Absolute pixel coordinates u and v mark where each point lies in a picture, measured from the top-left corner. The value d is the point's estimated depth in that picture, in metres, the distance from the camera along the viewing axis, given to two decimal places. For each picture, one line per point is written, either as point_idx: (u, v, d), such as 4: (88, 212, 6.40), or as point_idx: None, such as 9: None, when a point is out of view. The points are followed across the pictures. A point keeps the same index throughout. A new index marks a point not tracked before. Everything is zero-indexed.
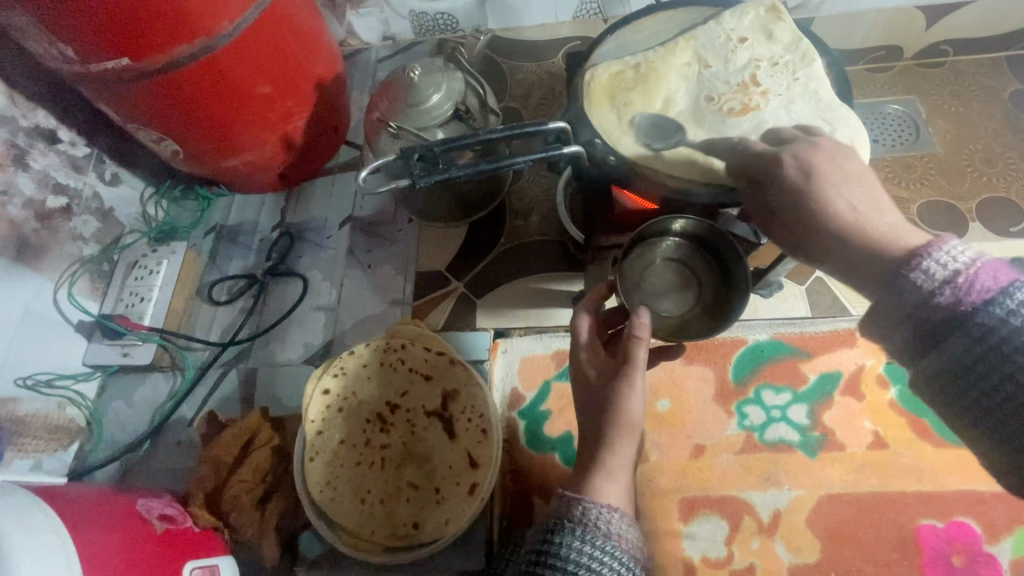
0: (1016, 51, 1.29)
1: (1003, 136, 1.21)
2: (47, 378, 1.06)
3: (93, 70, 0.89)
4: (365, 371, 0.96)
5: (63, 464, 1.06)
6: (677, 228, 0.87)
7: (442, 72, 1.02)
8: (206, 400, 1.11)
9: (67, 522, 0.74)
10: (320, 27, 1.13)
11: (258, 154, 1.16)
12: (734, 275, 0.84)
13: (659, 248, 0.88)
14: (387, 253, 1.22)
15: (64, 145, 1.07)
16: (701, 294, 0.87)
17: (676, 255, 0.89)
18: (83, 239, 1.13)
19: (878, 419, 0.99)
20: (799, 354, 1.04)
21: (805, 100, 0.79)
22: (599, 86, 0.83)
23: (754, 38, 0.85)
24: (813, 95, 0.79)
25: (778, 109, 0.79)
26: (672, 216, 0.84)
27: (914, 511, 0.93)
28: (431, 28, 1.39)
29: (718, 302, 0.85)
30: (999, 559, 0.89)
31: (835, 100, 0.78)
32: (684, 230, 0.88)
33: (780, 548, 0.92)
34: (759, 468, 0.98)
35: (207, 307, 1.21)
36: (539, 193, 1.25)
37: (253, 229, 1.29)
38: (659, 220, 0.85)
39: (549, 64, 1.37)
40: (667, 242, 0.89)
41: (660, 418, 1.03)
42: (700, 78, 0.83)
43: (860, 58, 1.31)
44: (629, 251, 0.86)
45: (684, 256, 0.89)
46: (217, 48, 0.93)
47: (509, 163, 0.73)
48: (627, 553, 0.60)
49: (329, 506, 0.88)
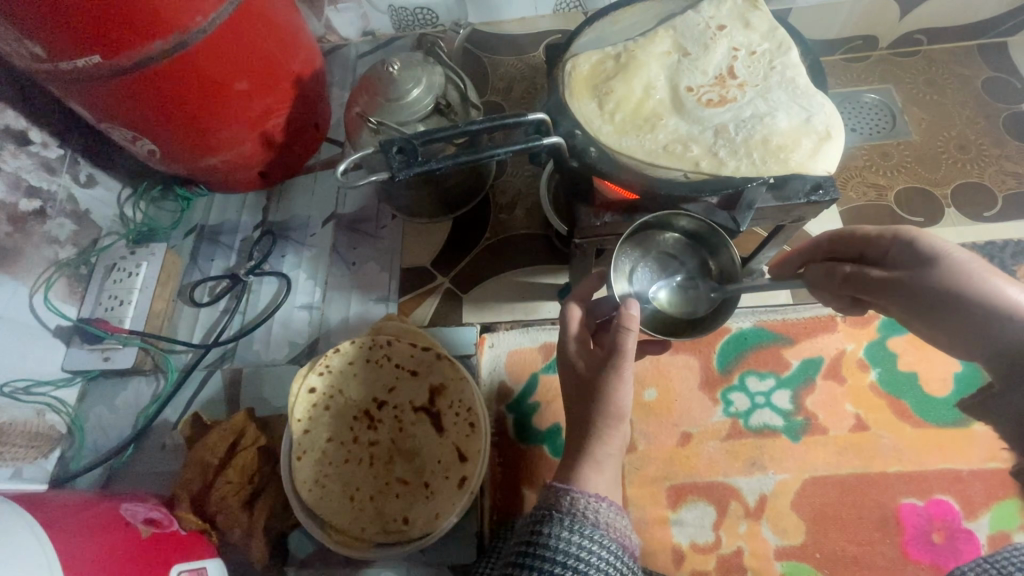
0: (987, 39, 1.32)
1: (977, 123, 1.23)
2: (25, 385, 1.04)
3: (63, 68, 0.87)
4: (351, 368, 0.95)
5: (44, 471, 1.04)
6: (681, 225, 0.83)
7: (422, 67, 1.02)
8: (190, 403, 1.10)
9: (48, 531, 0.73)
10: (298, 23, 1.12)
11: (237, 153, 1.14)
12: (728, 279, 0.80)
13: (658, 242, 0.84)
14: (371, 250, 1.21)
15: (35, 146, 1.04)
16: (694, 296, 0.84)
17: (675, 251, 0.85)
18: (59, 242, 1.11)
19: (859, 402, 1.01)
20: (782, 340, 1.05)
21: (783, 89, 0.79)
22: (579, 77, 0.83)
23: (732, 27, 0.85)
24: (791, 83, 0.79)
25: (756, 98, 0.80)
26: (677, 214, 0.79)
27: (894, 491, 0.95)
28: (411, 22, 1.38)
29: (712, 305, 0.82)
30: (977, 534, 0.91)
31: (811, 87, 0.79)
32: (688, 228, 0.83)
33: (766, 531, 0.94)
34: (744, 453, 0.99)
35: (189, 309, 1.19)
36: (522, 186, 1.25)
37: (234, 228, 1.27)
38: (664, 217, 0.80)
39: (530, 57, 1.37)
40: (668, 237, 0.85)
41: (647, 407, 1.03)
42: (679, 66, 0.84)
43: (836, 49, 1.33)
44: (629, 239, 0.82)
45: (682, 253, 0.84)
46: (192, 44, 0.92)
47: (489, 156, 0.73)
48: (616, 541, 0.61)
49: (318, 504, 0.88)
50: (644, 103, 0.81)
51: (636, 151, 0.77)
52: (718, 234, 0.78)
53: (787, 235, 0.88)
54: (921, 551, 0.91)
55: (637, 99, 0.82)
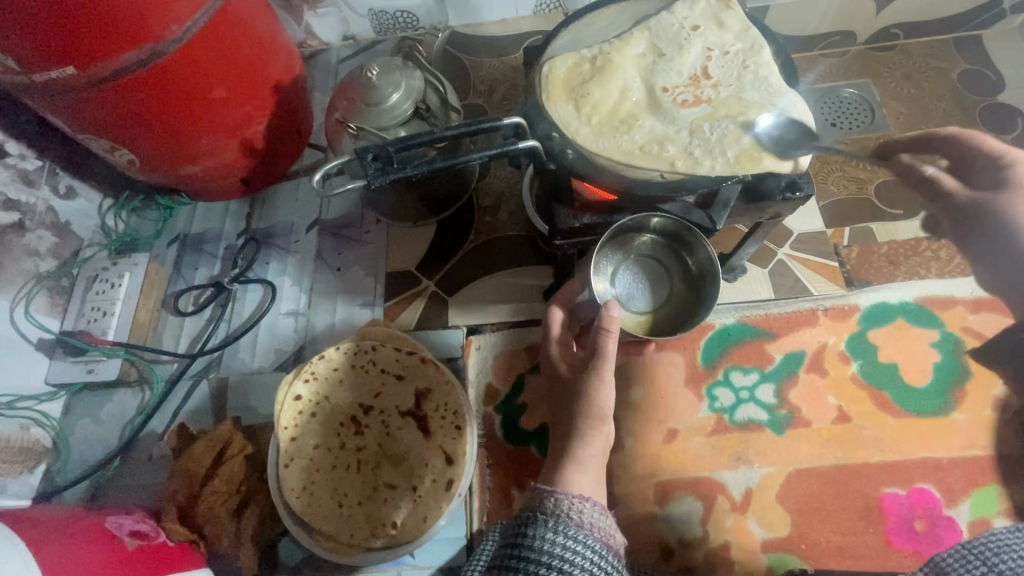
0: (962, 32, 1.34)
1: (952, 115, 1.25)
2: (7, 400, 1.03)
3: (37, 80, 0.86)
4: (337, 375, 0.95)
5: (30, 486, 1.03)
6: (653, 226, 0.90)
7: (401, 71, 1.02)
8: (176, 413, 1.10)
9: (32, 547, 0.72)
10: (276, 30, 1.12)
11: (218, 161, 1.14)
12: (704, 272, 0.87)
13: (634, 245, 0.91)
14: (356, 255, 1.21)
15: (13, 158, 1.03)
16: (673, 292, 0.90)
17: (651, 252, 0.92)
18: (40, 255, 1.10)
19: (841, 394, 1.02)
20: (764, 335, 1.07)
21: (755, 88, 0.80)
22: (556, 79, 0.84)
23: (707, 27, 0.86)
24: (763, 82, 0.80)
25: (729, 99, 0.80)
26: (647, 217, 0.86)
27: (877, 481, 0.97)
28: (391, 26, 1.38)
29: (689, 299, 0.89)
30: (958, 521, 0.93)
31: (784, 85, 0.80)
32: (660, 228, 0.90)
33: (753, 524, 0.95)
34: (730, 448, 1.00)
35: (174, 319, 1.19)
36: (504, 188, 1.25)
37: (217, 237, 1.27)
38: (636, 221, 0.87)
39: (511, 58, 1.37)
40: (643, 239, 0.92)
41: (633, 405, 1.04)
42: (654, 67, 0.84)
43: (815, 44, 1.34)
44: (606, 246, 0.89)
45: (658, 253, 0.92)
46: (168, 53, 0.91)
47: (466, 160, 0.73)
48: (600, 540, 0.61)
49: (306, 512, 0.88)
50: (620, 105, 0.82)
51: (612, 152, 0.78)
52: (690, 230, 0.85)
53: (766, 231, 0.89)
54: (904, 539, 0.93)
55: (613, 101, 0.82)
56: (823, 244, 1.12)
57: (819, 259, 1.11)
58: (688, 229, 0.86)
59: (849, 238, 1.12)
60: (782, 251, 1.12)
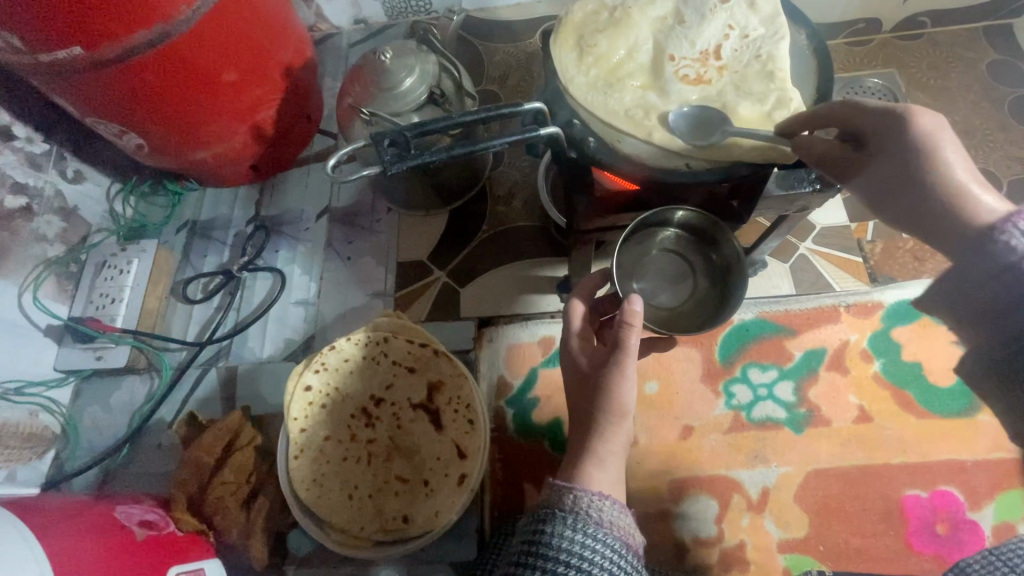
0: (993, 21, 1.29)
1: (981, 106, 1.21)
2: (16, 386, 1.02)
3: (44, 61, 0.84)
4: (348, 365, 0.93)
5: (38, 473, 1.03)
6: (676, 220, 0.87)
7: (414, 55, 0.99)
8: (185, 402, 1.09)
9: (40, 535, 0.71)
10: (287, 12, 1.08)
11: (226, 146, 1.11)
12: (730, 265, 0.84)
13: (657, 239, 0.89)
14: (366, 244, 1.19)
15: (19, 142, 1.01)
16: (696, 286, 0.88)
17: (673, 246, 0.89)
18: (48, 240, 1.09)
19: (862, 393, 1.00)
20: (784, 332, 1.04)
21: (759, 79, 0.75)
22: (570, 24, 0.80)
23: (735, 3, 0.80)
24: (769, 76, 0.75)
25: (729, 85, 0.75)
26: (670, 210, 0.83)
27: (898, 482, 0.94)
28: (403, 10, 1.35)
29: (713, 293, 0.86)
30: (981, 525, 0.91)
31: (787, 80, 0.74)
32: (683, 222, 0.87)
33: (770, 524, 0.93)
34: (747, 446, 0.98)
35: (182, 307, 1.17)
36: (519, 178, 1.22)
37: (227, 224, 1.25)
38: (659, 215, 0.84)
39: (526, 44, 1.34)
40: (666, 234, 0.89)
41: (649, 400, 1.02)
42: (670, 32, 0.79)
43: (839, 32, 1.30)
44: (628, 240, 0.87)
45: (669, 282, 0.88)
46: (175, 34, 0.88)
47: (484, 147, 0.70)
48: (620, 539, 0.60)
49: (317, 504, 0.86)
50: (624, 64, 0.78)
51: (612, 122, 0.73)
52: (717, 226, 0.83)
53: (790, 225, 0.87)
54: (925, 543, 0.90)
55: (618, 58, 0.78)
56: (847, 239, 1.09)
57: (842, 254, 1.08)
58: (715, 224, 0.83)
59: (874, 233, 1.09)
60: (804, 245, 1.09)
